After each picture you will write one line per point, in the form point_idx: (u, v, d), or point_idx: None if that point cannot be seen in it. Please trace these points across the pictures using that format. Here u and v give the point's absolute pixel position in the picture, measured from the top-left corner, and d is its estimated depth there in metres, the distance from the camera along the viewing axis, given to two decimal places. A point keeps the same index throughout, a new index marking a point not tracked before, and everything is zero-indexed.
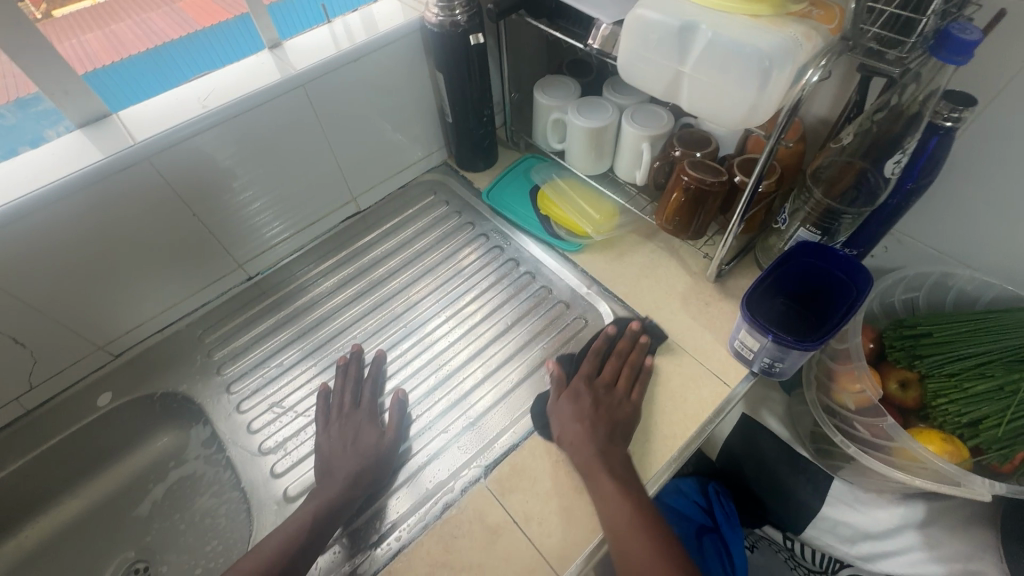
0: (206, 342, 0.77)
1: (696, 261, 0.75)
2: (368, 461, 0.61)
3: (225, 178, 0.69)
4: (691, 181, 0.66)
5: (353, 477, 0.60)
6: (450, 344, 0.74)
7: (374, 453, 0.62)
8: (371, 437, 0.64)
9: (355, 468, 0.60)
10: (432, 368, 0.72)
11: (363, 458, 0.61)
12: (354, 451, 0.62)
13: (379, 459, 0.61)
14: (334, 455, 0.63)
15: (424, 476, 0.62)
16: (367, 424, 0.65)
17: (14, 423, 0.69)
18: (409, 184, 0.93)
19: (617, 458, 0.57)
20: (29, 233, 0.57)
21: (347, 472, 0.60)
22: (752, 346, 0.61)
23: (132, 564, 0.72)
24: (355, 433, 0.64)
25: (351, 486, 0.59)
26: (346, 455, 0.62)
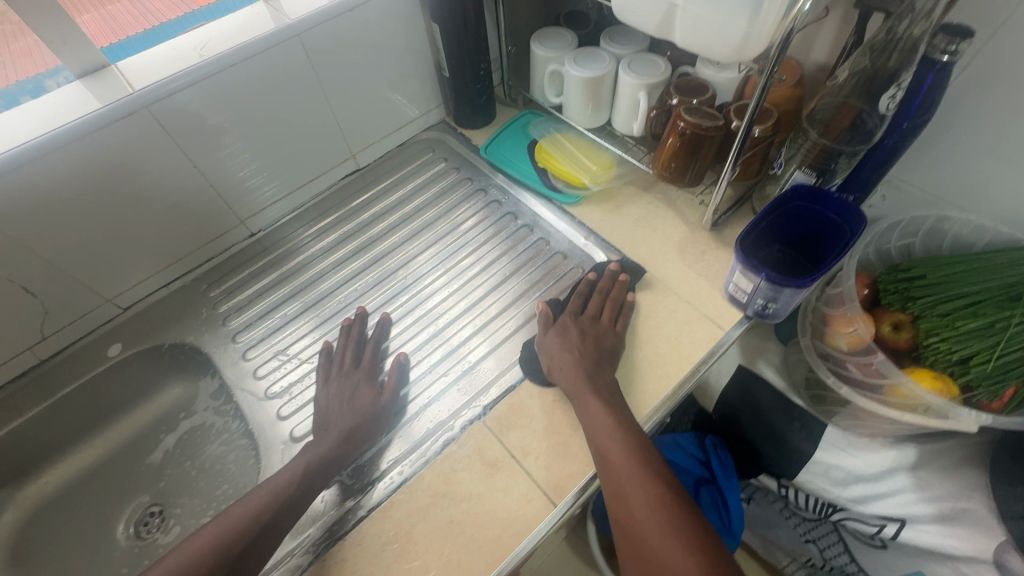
0: (212, 296, 0.79)
1: (693, 211, 0.76)
2: (364, 417, 0.62)
3: (224, 130, 0.70)
4: (687, 126, 0.66)
5: (347, 433, 0.61)
6: (442, 299, 0.75)
7: (370, 411, 0.63)
8: (369, 397, 0.64)
9: (351, 424, 0.62)
10: (423, 324, 0.73)
11: (357, 414, 0.63)
12: (349, 409, 0.63)
13: (374, 416, 0.63)
14: (331, 411, 0.65)
15: (425, 416, 0.64)
16: (364, 386, 0.66)
17: (28, 371, 0.71)
18: (408, 143, 0.94)
19: (609, 390, 0.58)
20: (36, 180, 0.58)
21: (340, 428, 0.62)
22: (746, 287, 0.62)
23: (147, 508, 0.74)
24: (351, 393, 0.65)
25: (345, 440, 0.61)
26: (342, 412, 0.64)
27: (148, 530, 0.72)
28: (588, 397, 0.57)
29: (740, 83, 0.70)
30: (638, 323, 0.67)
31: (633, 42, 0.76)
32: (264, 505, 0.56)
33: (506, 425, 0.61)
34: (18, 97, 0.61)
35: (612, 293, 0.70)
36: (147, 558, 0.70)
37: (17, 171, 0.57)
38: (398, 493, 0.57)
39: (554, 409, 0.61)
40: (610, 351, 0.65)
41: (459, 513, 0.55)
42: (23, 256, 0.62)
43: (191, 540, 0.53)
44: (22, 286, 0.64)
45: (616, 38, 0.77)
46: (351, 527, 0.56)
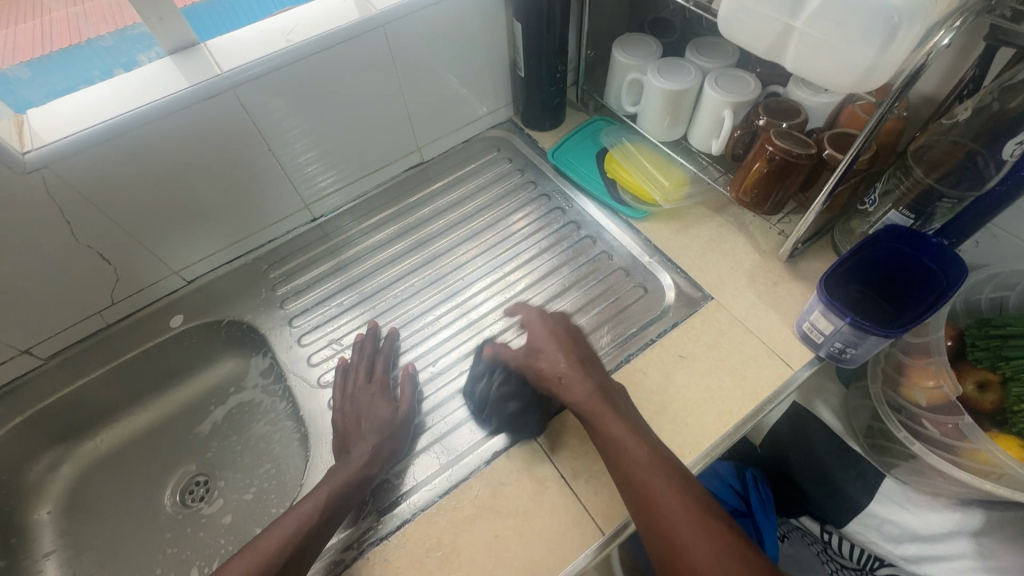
0: (271, 277, 0.80)
1: (768, 239, 0.72)
2: (384, 434, 0.61)
3: (292, 116, 0.69)
4: (776, 151, 0.62)
5: (371, 454, 0.59)
6: (489, 310, 0.74)
7: (390, 425, 0.62)
8: (386, 410, 0.64)
9: (372, 444, 0.60)
10: (467, 336, 0.72)
11: (378, 433, 0.61)
12: (366, 426, 0.62)
13: (394, 431, 0.62)
14: (349, 432, 0.64)
15: (456, 437, 0.63)
16: (378, 398, 0.65)
17: (96, 334, 0.73)
18: (472, 139, 0.93)
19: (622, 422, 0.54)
20: (120, 151, 0.60)
21: (362, 452, 0.60)
22: (824, 329, 0.59)
23: (193, 477, 0.76)
24: (367, 408, 0.65)
25: (370, 461, 0.59)
26: (361, 434, 0.62)
27: (193, 498, 0.74)
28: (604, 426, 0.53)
29: (834, 110, 0.66)
30: (700, 351, 0.65)
31: (722, 56, 0.72)
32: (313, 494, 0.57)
33: (557, 443, 0.59)
34: (111, 69, 0.62)
35: (674, 318, 0.68)
36: (190, 527, 0.71)
37: (105, 142, 0.58)
38: (444, 499, 0.57)
39: None
40: (670, 379, 0.63)
41: (503, 528, 0.55)
42: (102, 226, 0.64)
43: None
44: (100, 253, 0.66)
45: (703, 50, 0.74)
46: (394, 529, 0.56)
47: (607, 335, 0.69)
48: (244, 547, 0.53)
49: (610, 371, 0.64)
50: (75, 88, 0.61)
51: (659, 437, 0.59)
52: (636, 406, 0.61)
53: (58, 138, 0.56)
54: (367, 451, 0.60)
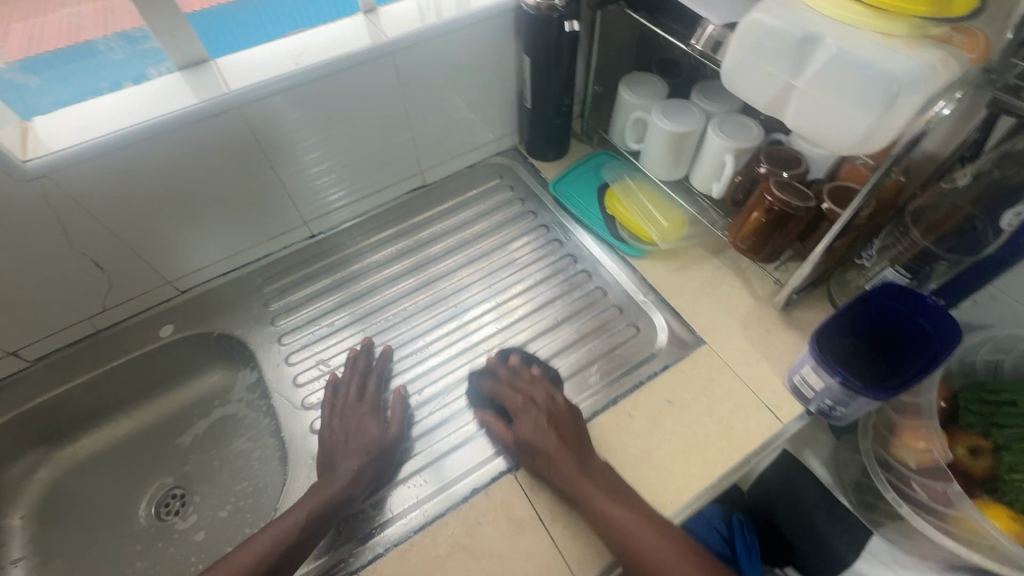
0: (264, 292, 0.80)
1: (764, 285, 0.72)
2: (370, 457, 0.60)
3: (293, 136, 0.70)
4: (774, 202, 0.63)
5: (354, 475, 0.58)
6: (484, 338, 0.74)
7: (378, 447, 0.61)
8: (374, 431, 0.63)
9: (357, 466, 0.59)
10: (462, 362, 0.72)
11: (366, 454, 0.60)
12: (353, 448, 0.61)
13: (380, 454, 0.61)
14: (335, 450, 0.62)
15: (443, 466, 0.62)
16: (369, 419, 0.64)
17: (85, 339, 0.73)
18: (476, 165, 0.93)
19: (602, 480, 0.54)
20: (121, 163, 0.60)
21: (347, 471, 0.59)
22: (814, 384, 0.58)
23: (170, 490, 0.75)
24: (356, 428, 0.64)
25: (351, 484, 0.58)
26: (347, 453, 0.61)
27: (167, 512, 0.73)
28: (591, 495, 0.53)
29: (834, 164, 0.66)
30: (689, 397, 0.64)
31: (727, 101, 0.73)
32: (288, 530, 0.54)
33: (538, 483, 0.59)
34: (119, 82, 0.63)
35: (665, 360, 0.67)
36: (161, 542, 0.70)
37: (108, 153, 0.58)
38: (418, 535, 0.56)
39: None
40: (657, 424, 0.62)
41: (477, 570, 0.54)
42: (100, 232, 0.64)
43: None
44: (94, 260, 0.66)
45: (709, 93, 0.74)
46: (366, 563, 0.55)
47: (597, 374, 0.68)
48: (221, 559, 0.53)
49: (597, 411, 0.63)
50: (83, 98, 0.61)
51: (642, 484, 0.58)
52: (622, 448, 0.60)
53: (61, 148, 0.56)
54: (351, 474, 0.58)
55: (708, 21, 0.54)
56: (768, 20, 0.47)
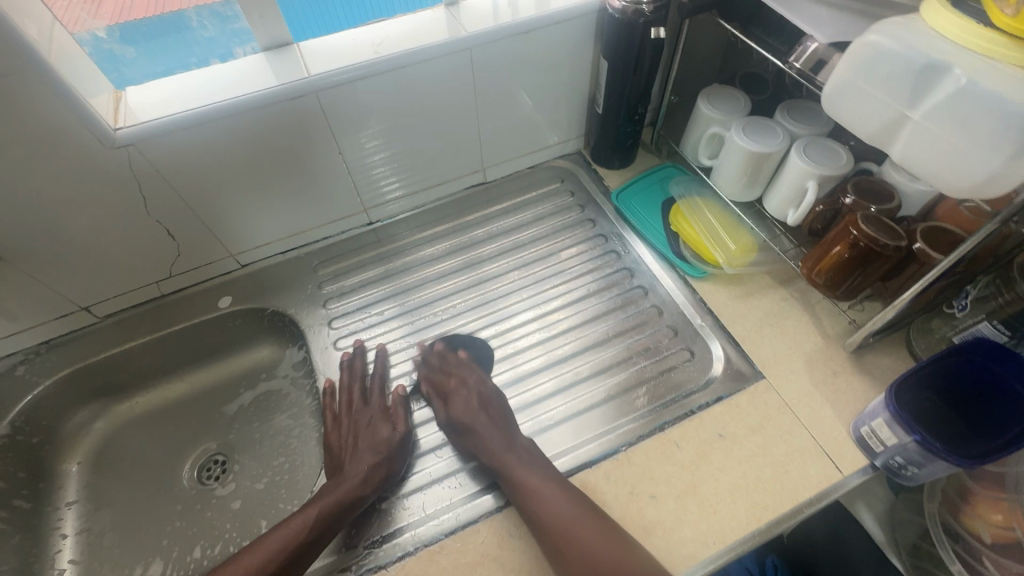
0: (319, 274, 0.81)
1: (835, 324, 0.67)
2: (382, 455, 0.60)
3: (360, 123, 0.70)
4: (860, 237, 0.59)
5: (366, 475, 0.58)
6: (526, 348, 0.72)
7: (387, 446, 0.61)
8: (385, 432, 0.63)
9: (369, 464, 0.59)
10: (500, 369, 0.71)
11: (377, 454, 0.60)
12: (364, 447, 0.62)
13: (392, 453, 0.61)
14: (344, 452, 0.64)
15: (473, 476, 0.61)
16: (379, 421, 0.64)
17: (150, 302, 0.77)
18: (538, 167, 0.91)
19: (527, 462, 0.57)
20: (199, 137, 0.61)
21: (358, 471, 0.59)
22: (885, 439, 0.54)
23: (212, 455, 0.77)
24: (365, 428, 0.64)
25: (363, 483, 0.58)
26: (357, 455, 0.61)
27: (209, 476, 0.75)
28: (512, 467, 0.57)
29: (930, 203, 0.61)
30: (743, 434, 0.60)
31: (815, 124, 0.68)
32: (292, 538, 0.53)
33: None
34: (207, 59, 0.65)
35: (719, 391, 0.64)
36: (201, 505, 0.73)
37: (191, 128, 0.60)
38: (449, 539, 0.55)
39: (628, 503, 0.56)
40: (705, 458, 0.59)
41: None
42: (173, 204, 0.67)
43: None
44: (166, 228, 0.69)
45: (795, 113, 0.70)
46: (394, 559, 0.55)
47: (644, 397, 0.65)
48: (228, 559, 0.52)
49: (642, 436, 0.61)
50: (173, 73, 0.64)
51: (684, 519, 0.55)
52: (664, 479, 0.58)
53: (149, 119, 0.58)
54: (365, 470, 0.59)
55: (812, 38, 0.51)
56: (887, 44, 0.43)
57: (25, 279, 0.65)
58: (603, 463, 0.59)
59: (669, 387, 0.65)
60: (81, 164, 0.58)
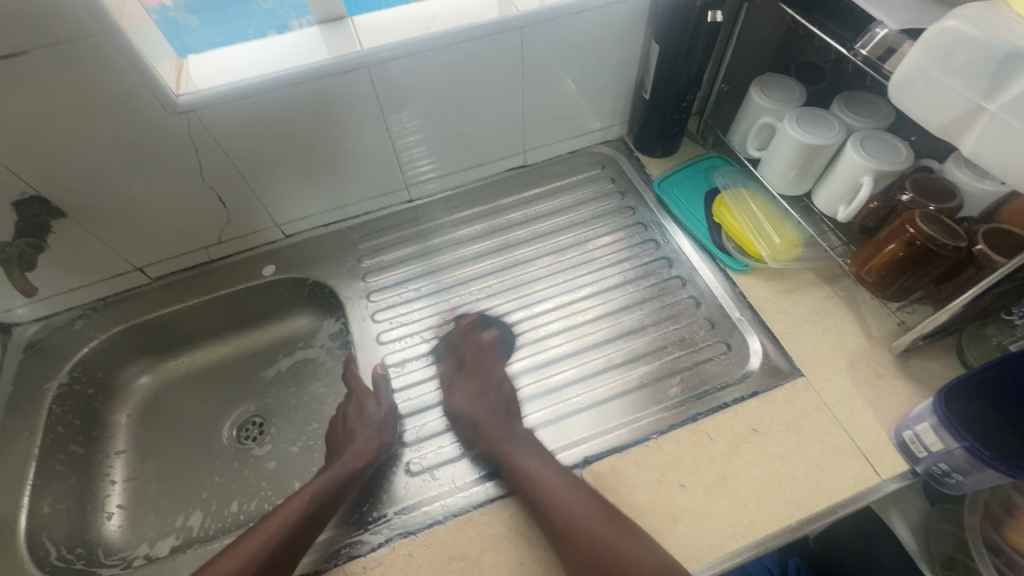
0: (359, 248, 0.83)
1: (881, 325, 0.65)
2: (375, 429, 0.62)
3: (407, 101, 0.71)
4: (917, 236, 0.56)
5: (359, 453, 0.60)
6: (552, 333, 0.72)
7: (379, 420, 0.63)
8: (373, 408, 0.65)
9: (361, 441, 0.61)
10: (520, 355, 0.71)
11: (368, 431, 0.62)
12: (357, 425, 0.63)
13: (383, 426, 0.63)
14: (338, 436, 0.66)
15: (494, 456, 0.62)
16: (366, 398, 0.66)
17: (198, 267, 0.80)
18: (579, 152, 0.91)
19: (528, 446, 0.59)
20: (251, 107, 0.63)
21: (352, 449, 0.60)
22: (930, 444, 0.52)
23: (250, 417, 0.80)
24: (352, 414, 0.65)
25: (355, 458, 0.59)
26: (350, 434, 0.63)
27: (246, 437, 0.78)
28: (511, 454, 0.58)
29: (995, 203, 0.58)
30: (778, 431, 0.59)
31: (875, 116, 0.66)
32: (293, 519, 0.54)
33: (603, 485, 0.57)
34: (265, 30, 0.67)
35: (756, 386, 0.63)
36: (238, 463, 0.76)
37: (245, 98, 0.61)
38: (477, 511, 0.56)
39: (657, 491, 0.56)
40: (737, 451, 0.58)
41: (531, 558, 0.53)
42: (226, 172, 0.69)
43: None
44: (219, 195, 0.71)
45: (854, 105, 0.67)
46: (423, 526, 0.56)
47: (677, 387, 0.65)
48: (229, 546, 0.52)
49: (674, 425, 0.61)
50: (232, 43, 0.66)
51: (713, 509, 0.55)
52: (695, 468, 0.57)
53: (207, 87, 0.60)
54: (357, 447, 0.60)
55: (882, 24, 0.49)
56: (967, 30, 0.41)
57: (88, 237, 0.69)
58: (632, 449, 0.59)
59: (702, 380, 0.65)
60: (144, 129, 0.61)
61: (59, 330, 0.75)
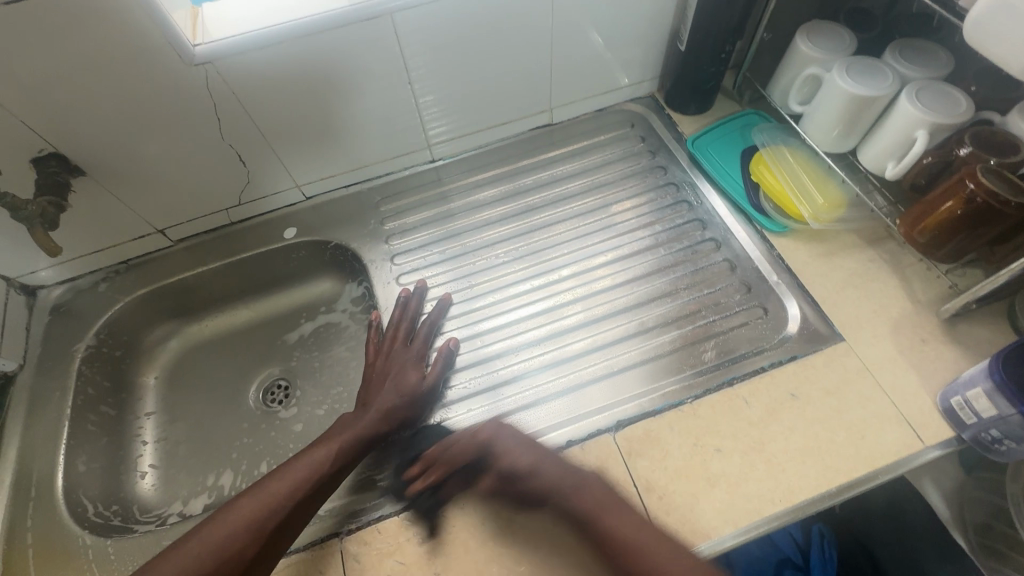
0: (381, 210, 0.81)
1: (929, 289, 0.63)
2: (405, 399, 0.61)
3: (430, 54, 0.67)
4: (979, 192, 0.53)
5: (387, 411, 0.60)
6: (576, 299, 0.71)
7: (413, 391, 0.62)
8: (413, 377, 0.63)
9: (390, 404, 0.61)
10: (542, 321, 0.69)
11: (400, 396, 0.62)
12: (391, 386, 0.63)
13: (415, 399, 0.62)
14: (373, 386, 0.64)
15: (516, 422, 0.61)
16: (409, 364, 0.64)
17: (219, 230, 0.79)
18: (606, 110, 0.87)
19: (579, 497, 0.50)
20: (271, 60, 0.60)
21: (379, 407, 0.61)
22: (981, 410, 0.50)
23: (275, 380, 0.80)
24: (397, 370, 0.64)
25: (383, 418, 0.60)
26: (382, 392, 0.63)
27: (272, 400, 0.78)
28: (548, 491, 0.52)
29: None
30: (817, 396, 0.58)
31: (932, 65, 0.61)
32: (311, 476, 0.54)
33: (636, 449, 0.56)
34: None
35: (794, 350, 0.61)
36: (266, 425, 0.76)
37: (263, 49, 0.59)
38: None
39: (692, 455, 0.55)
40: (775, 416, 0.57)
41: None
42: (246, 130, 0.67)
43: (223, 515, 0.50)
44: (237, 153, 0.69)
45: (910, 54, 0.63)
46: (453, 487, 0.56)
47: (710, 352, 0.63)
48: (249, 490, 0.52)
49: (708, 390, 0.59)
50: None
51: (749, 474, 0.54)
52: (731, 433, 0.56)
53: (225, 37, 0.57)
54: (386, 407, 0.61)
55: None
56: None
57: (107, 197, 0.67)
58: (667, 413, 0.58)
59: (731, 346, 0.63)
60: (158, 82, 0.58)
61: (83, 293, 0.74)
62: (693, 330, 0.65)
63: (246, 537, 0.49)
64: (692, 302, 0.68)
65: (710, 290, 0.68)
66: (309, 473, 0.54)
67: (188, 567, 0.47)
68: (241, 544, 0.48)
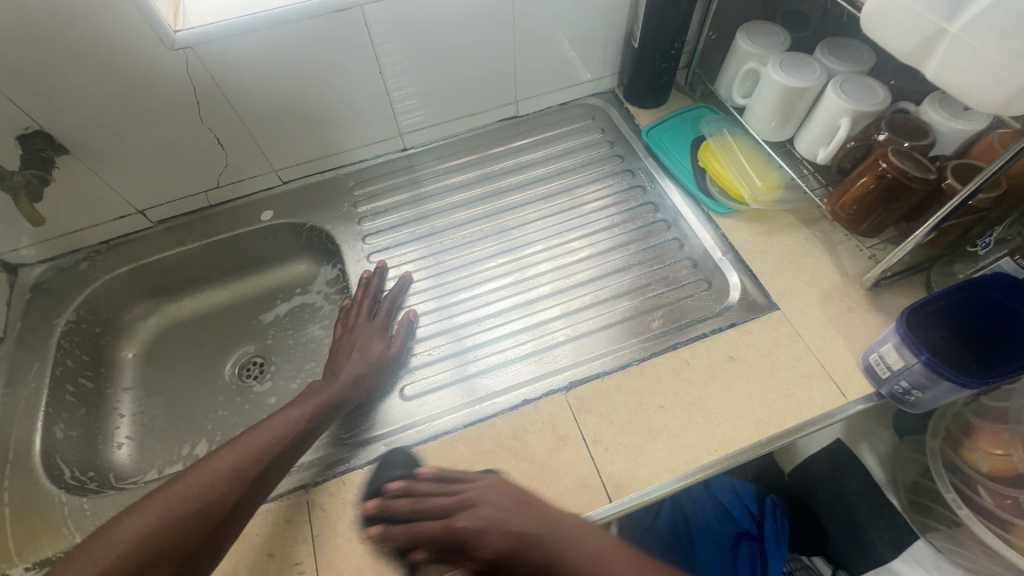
0: (355, 194, 0.85)
1: (855, 262, 0.68)
2: (370, 367, 0.64)
3: (401, 46, 0.72)
4: (889, 169, 0.59)
5: (354, 378, 0.63)
6: (539, 273, 0.75)
7: (379, 359, 0.65)
8: (378, 347, 0.67)
9: (358, 371, 0.63)
10: (507, 293, 0.74)
11: (368, 364, 0.64)
12: (356, 355, 0.65)
13: (381, 367, 0.65)
14: (339, 355, 0.67)
15: (478, 384, 0.65)
16: (375, 336, 0.68)
17: (198, 212, 0.82)
18: (569, 104, 0.92)
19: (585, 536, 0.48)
20: (247, 47, 0.64)
21: (348, 373, 0.63)
22: (893, 364, 0.55)
23: (251, 357, 0.83)
24: (362, 343, 0.67)
25: (350, 386, 0.62)
26: (349, 359, 0.65)
27: (248, 375, 0.81)
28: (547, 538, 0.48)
29: (969, 140, 0.60)
30: (751, 358, 0.63)
31: (855, 60, 0.68)
32: (284, 434, 0.56)
33: (585, 407, 0.61)
34: None
35: (733, 318, 0.66)
36: (241, 398, 0.79)
37: (240, 36, 0.63)
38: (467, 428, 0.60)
39: (636, 411, 0.60)
40: (713, 376, 0.62)
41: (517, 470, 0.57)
42: (226, 114, 0.71)
43: (204, 464, 0.52)
44: (216, 136, 0.73)
45: (836, 50, 0.69)
46: (415, 443, 0.59)
47: (659, 320, 0.68)
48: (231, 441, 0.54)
49: (654, 353, 0.64)
50: None
51: (688, 428, 0.58)
52: (673, 392, 0.61)
53: (204, 24, 0.62)
54: (354, 374, 0.63)
55: None
56: None
57: (89, 177, 0.71)
58: (615, 374, 0.63)
59: (677, 314, 0.68)
60: (140, 65, 0.62)
61: (63, 272, 0.77)
62: (644, 301, 0.70)
63: (225, 483, 0.50)
64: (644, 276, 0.73)
65: (662, 266, 0.73)
66: (284, 430, 0.56)
67: (173, 505, 0.48)
68: (224, 486, 0.50)
